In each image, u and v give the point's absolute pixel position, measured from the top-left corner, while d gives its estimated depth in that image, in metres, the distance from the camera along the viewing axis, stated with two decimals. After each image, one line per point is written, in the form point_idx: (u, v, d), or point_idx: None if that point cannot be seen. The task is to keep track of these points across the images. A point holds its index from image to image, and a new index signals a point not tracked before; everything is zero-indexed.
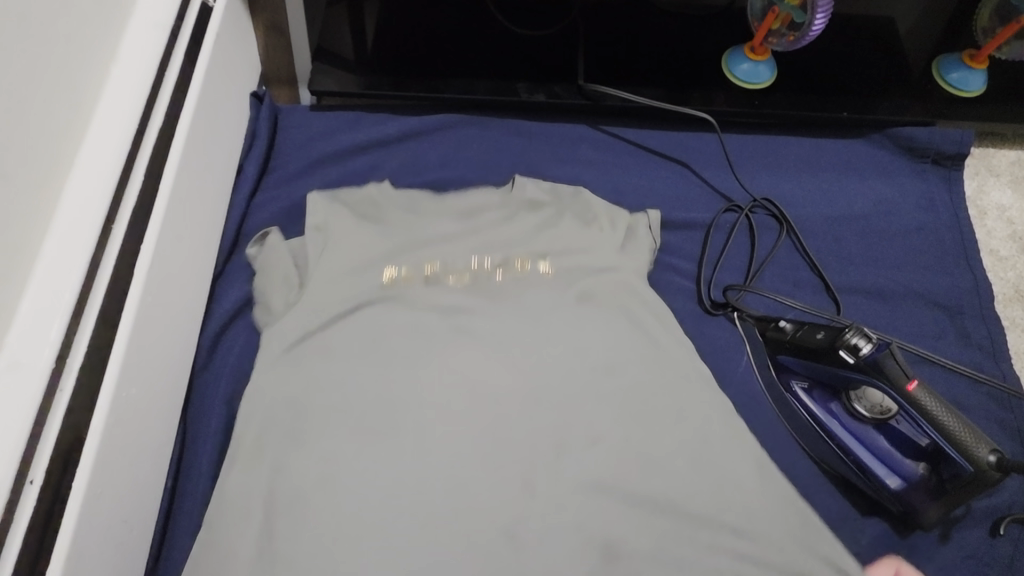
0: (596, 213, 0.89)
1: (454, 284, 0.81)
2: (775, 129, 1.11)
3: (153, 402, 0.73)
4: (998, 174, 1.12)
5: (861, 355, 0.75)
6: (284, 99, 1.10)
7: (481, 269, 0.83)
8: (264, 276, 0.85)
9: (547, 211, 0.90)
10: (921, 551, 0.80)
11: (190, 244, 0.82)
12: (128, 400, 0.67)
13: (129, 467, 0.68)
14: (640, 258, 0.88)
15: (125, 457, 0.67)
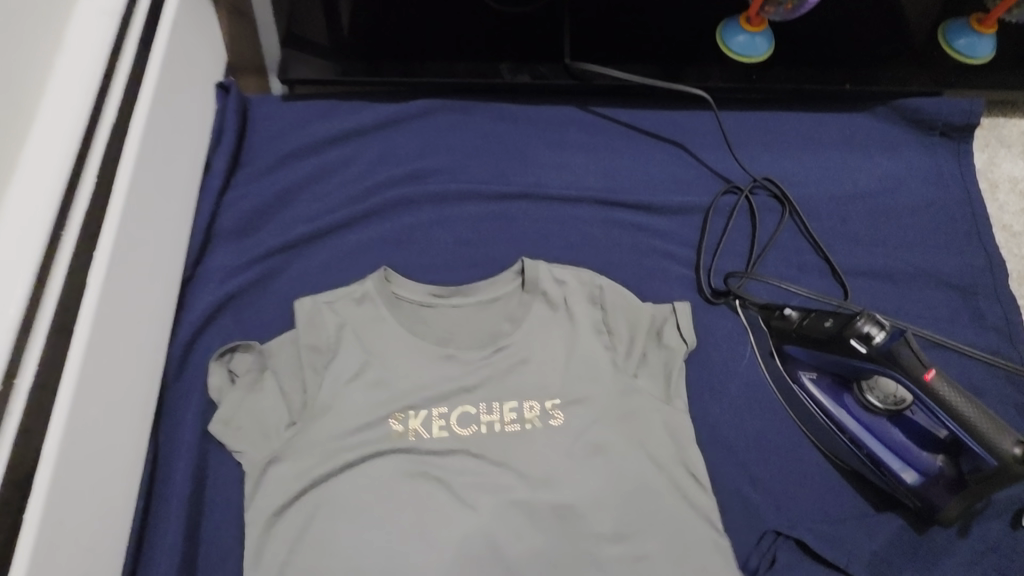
0: (618, 330, 0.77)
1: (461, 432, 0.73)
2: (774, 104, 1.05)
3: (118, 420, 0.69)
4: (1009, 144, 1.07)
5: (873, 344, 0.70)
6: (253, 89, 1.03)
7: (491, 414, 0.74)
8: (242, 420, 0.75)
9: (558, 327, 0.77)
10: (939, 547, 0.76)
11: (153, 250, 0.76)
12: (87, 421, 0.63)
13: (91, 493, 0.64)
14: (667, 381, 0.76)
15: (87, 482, 0.63)
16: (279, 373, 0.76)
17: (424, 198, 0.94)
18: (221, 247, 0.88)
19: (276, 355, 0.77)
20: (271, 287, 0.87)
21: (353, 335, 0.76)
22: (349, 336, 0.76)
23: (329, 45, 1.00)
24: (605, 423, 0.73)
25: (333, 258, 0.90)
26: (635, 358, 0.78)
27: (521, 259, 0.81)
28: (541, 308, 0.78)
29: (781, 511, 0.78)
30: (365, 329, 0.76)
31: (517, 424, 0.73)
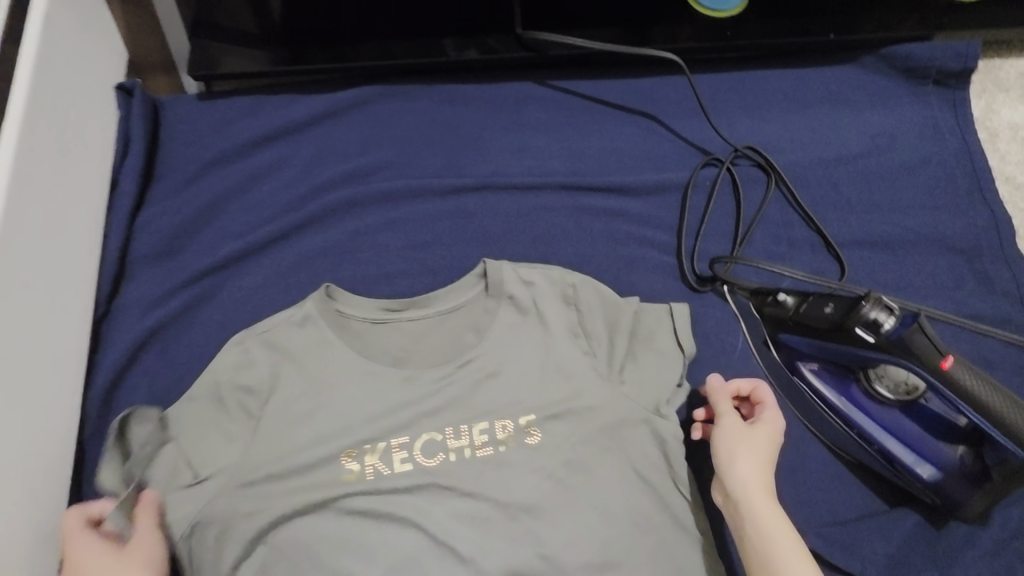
0: (593, 329, 0.70)
1: (427, 462, 0.63)
2: (750, 62, 0.95)
3: (19, 494, 0.59)
4: (1008, 88, 0.98)
5: (883, 332, 0.62)
6: (163, 90, 0.90)
7: (460, 438, 0.64)
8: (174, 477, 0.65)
9: (530, 332, 0.68)
10: (959, 541, 0.70)
11: (49, 289, 0.66)
12: None
13: None
14: (647, 381, 0.69)
15: None
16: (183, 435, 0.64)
17: (369, 199, 0.84)
18: (141, 274, 0.77)
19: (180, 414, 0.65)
20: (201, 314, 0.77)
21: (288, 365, 0.66)
22: (285, 369, 0.66)
23: (259, 32, 0.89)
24: (590, 439, 0.64)
25: (270, 276, 0.79)
26: (619, 363, 0.69)
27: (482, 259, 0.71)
28: (512, 312, 0.69)
29: (787, 517, 0.71)
30: (302, 357, 0.66)
31: (490, 448, 0.63)
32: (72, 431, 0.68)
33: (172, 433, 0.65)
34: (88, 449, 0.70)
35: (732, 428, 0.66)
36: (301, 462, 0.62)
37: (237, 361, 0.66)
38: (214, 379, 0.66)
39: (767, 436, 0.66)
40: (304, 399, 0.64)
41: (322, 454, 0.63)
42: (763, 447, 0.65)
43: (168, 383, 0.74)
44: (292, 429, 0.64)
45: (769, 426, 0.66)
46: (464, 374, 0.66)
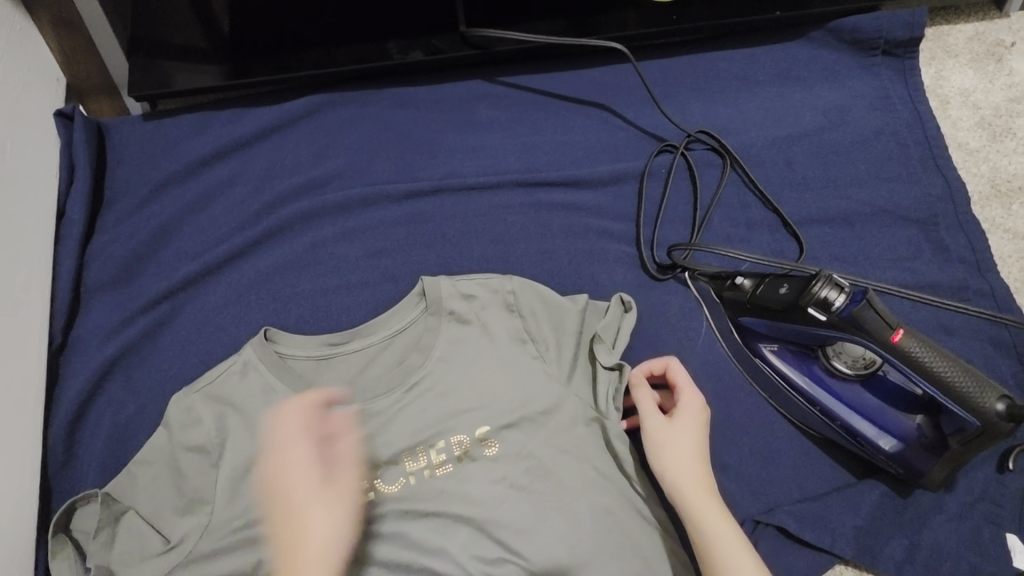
0: (534, 336, 0.76)
1: (388, 489, 0.70)
2: (698, 45, 0.95)
3: None
4: (957, 54, 0.98)
5: (834, 311, 0.63)
6: (110, 113, 0.89)
7: (419, 460, 0.71)
8: (153, 514, 0.68)
9: (469, 344, 0.75)
10: (922, 507, 0.72)
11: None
12: None
13: None
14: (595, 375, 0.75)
15: None
16: (141, 506, 0.68)
17: (324, 210, 0.83)
18: (97, 303, 0.76)
19: (127, 490, 0.68)
20: (161, 339, 0.76)
21: (233, 414, 0.71)
22: (230, 413, 0.71)
23: (207, 45, 0.86)
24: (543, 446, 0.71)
25: (228, 295, 0.78)
26: (568, 365, 0.75)
27: (422, 280, 0.78)
28: (456, 327, 0.75)
29: (757, 497, 0.72)
30: (246, 404, 0.71)
31: (449, 464, 0.70)
32: (35, 468, 0.68)
33: (128, 505, 0.68)
34: (56, 485, 0.70)
35: (657, 428, 0.70)
36: (261, 512, 0.68)
37: (184, 417, 0.70)
38: (167, 435, 0.70)
39: (687, 425, 0.70)
40: (257, 447, 0.70)
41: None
42: (688, 438, 0.69)
43: (132, 411, 0.73)
44: (250, 476, 0.70)
45: (687, 415, 0.71)
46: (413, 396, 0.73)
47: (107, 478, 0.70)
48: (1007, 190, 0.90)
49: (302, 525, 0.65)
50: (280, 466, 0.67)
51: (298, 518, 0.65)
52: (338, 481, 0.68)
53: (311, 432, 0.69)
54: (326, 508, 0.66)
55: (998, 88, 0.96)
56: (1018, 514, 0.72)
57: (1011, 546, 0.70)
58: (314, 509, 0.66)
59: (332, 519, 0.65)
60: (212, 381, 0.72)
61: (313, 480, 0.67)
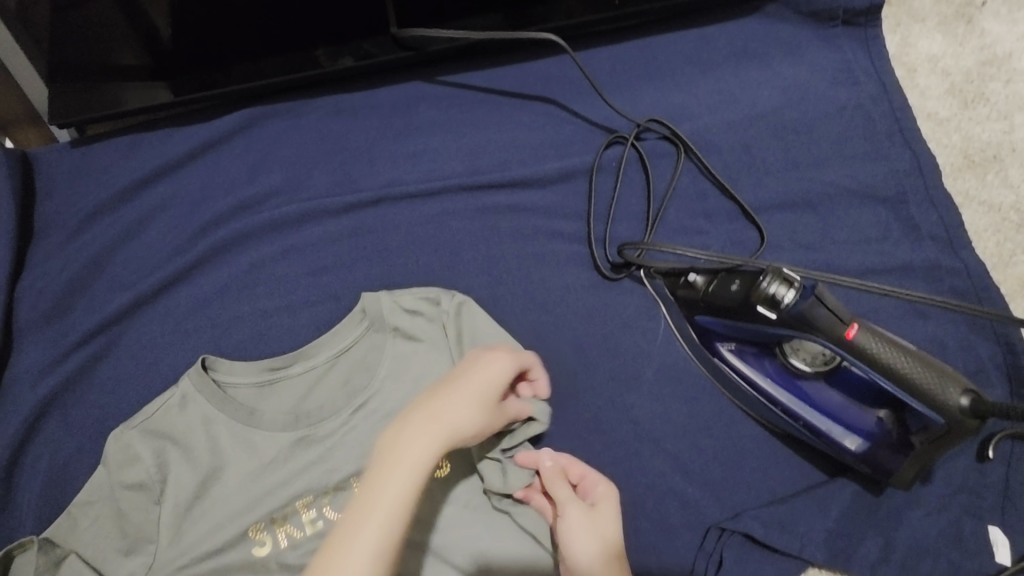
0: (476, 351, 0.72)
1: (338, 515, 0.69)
2: (647, 28, 0.90)
3: None
4: (923, 18, 0.92)
5: (783, 308, 0.59)
6: (38, 142, 0.88)
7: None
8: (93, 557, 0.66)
9: (415, 362, 0.73)
10: (895, 504, 0.69)
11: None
12: None
13: None
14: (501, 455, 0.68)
15: None
16: (85, 549, 0.66)
17: (261, 229, 0.79)
18: (30, 340, 0.74)
19: (70, 532, 0.66)
20: (99, 374, 0.74)
21: (174, 449, 0.69)
22: (171, 449, 0.69)
23: (150, 61, 0.82)
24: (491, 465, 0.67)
25: (166, 324, 0.76)
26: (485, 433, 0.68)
27: (360, 295, 0.75)
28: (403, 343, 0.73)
29: (722, 503, 0.69)
30: (186, 436, 0.69)
31: None
32: None
33: (68, 550, 0.65)
34: None
35: (577, 513, 0.63)
36: (207, 547, 0.66)
37: (121, 456, 0.68)
38: (106, 474, 0.68)
39: (607, 517, 0.64)
40: (200, 481, 0.68)
41: (231, 534, 0.67)
42: (607, 521, 0.63)
43: (71, 451, 0.71)
44: (195, 511, 0.68)
45: (606, 505, 0.65)
46: (358, 420, 0.71)
47: (47, 522, 0.68)
48: (980, 160, 0.86)
49: (446, 412, 0.59)
50: (460, 370, 0.64)
51: (440, 406, 0.60)
52: (491, 391, 0.63)
53: (490, 352, 0.66)
54: (474, 402, 0.61)
55: (969, 51, 0.91)
56: (998, 504, 0.69)
57: (992, 539, 0.67)
58: (455, 400, 0.60)
59: (477, 417, 0.60)
60: (151, 417, 0.70)
61: (478, 385, 0.62)
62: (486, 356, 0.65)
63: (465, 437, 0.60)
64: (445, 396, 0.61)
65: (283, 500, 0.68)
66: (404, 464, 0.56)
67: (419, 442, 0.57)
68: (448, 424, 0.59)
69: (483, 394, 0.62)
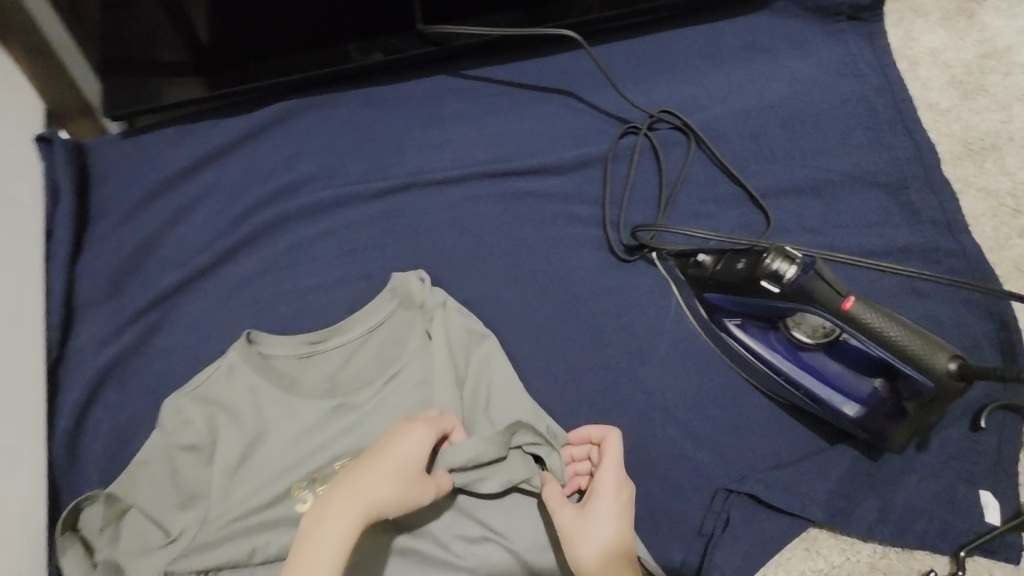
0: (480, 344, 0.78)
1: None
2: (660, 24, 0.95)
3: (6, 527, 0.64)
4: (926, 13, 0.96)
5: (786, 282, 0.64)
6: (88, 133, 0.94)
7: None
8: (149, 513, 0.72)
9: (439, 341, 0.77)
10: (892, 470, 0.73)
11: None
12: None
13: None
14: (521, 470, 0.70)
15: None
16: (143, 503, 0.72)
17: (299, 214, 0.85)
18: (90, 315, 0.81)
19: (129, 489, 0.72)
20: (152, 346, 0.80)
21: (222, 414, 0.75)
22: (219, 416, 0.75)
23: (189, 57, 0.88)
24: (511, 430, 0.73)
25: (213, 301, 0.82)
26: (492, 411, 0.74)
27: (391, 275, 0.81)
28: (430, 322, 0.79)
29: (729, 467, 0.74)
30: (234, 403, 0.75)
31: None
32: (43, 472, 0.72)
33: (129, 505, 0.72)
34: (64, 487, 0.75)
35: (569, 521, 0.65)
36: (254, 503, 0.72)
37: (175, 420, 0.74)
38: (160, 437, 0.74)
39: (602, 515, 0.66)
40: (246, 443, 0.74)
41: (276, 491, 0.72)
42: (604, 518, 0.65)
43: (130, 415, 0.78)
44: (242, 470, 0.74)
45: (604, 505, 0.66)
46: (388, 392, 0.76)
47: (109, 480, 0.75)
48: (979, 149, 0.90)
49: (365, 492, 0.61)
50: (383, 444, 0.65)
51: (360, 486, 0.61)
52: (409, 467, 0.63)
53: (418, 424, 0.66)
54: (392, 480, 0.62)
55: (970, 45, 0.95)
56: (990, 471, 0.73)
57: (982, 502, 0.72)
58: (375, 479, 0.61)
59: (394, 495, 0.61)
60: (200, 386, 0.76)
61: (399, 463, 0.63)
62: (412, 428, 0.66)
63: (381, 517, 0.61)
64: (364, 477, 0.61)
65: (322, 462, 0.73)
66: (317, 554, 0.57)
67: (335, 527, 0.58)
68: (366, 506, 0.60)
69: (403, 471, 0.63)
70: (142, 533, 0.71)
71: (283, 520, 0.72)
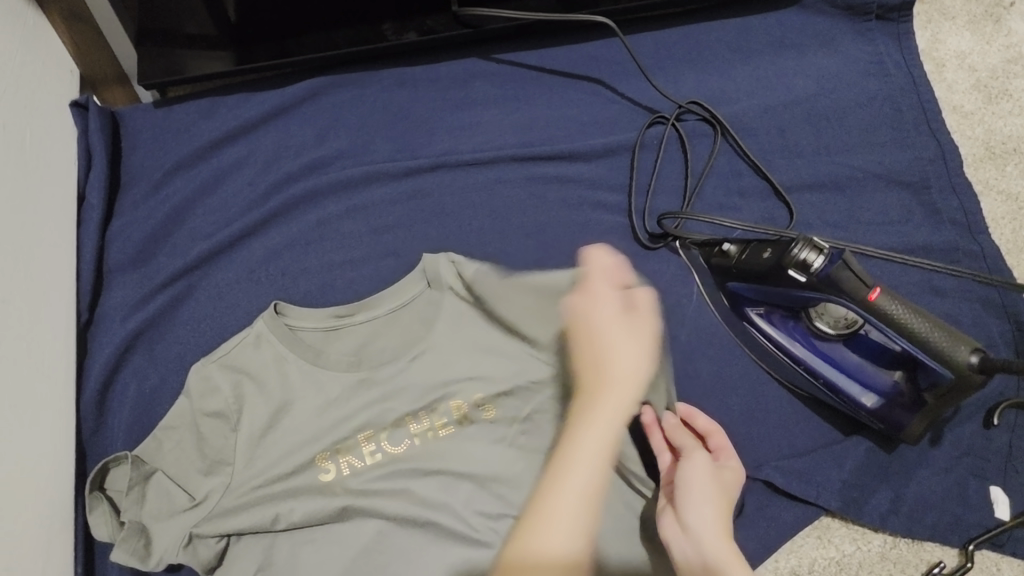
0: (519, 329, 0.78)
1: (394, 450, 0.74)
2: (692, 15, 0.96)
3: (36, 481, 0.66)
4: (953, 16, 0.97)
5: (813, 272, 0.65)
6: (122, 101, 0.94)
7: (422, 422, 0.75)
8: (174, 477, 0.72)
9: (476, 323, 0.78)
10: (906, 462, 0.75)
11: (4, 312, 0.65)
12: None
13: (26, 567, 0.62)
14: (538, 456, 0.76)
15: (22, 554, 0.61)
16: (168, 467, 0.72)
17: (328, 188, 0.86)
18: (119, 281, 0.82)
19: (156, 452, 0.73)
20: (180, 314, 0.81)
21: (248, 383, 0.75)
22: (245, 384, 0.75)
23: (218, 31, 0.89)
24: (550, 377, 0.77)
25: (241, 272, 0.83)
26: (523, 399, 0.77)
27: (422, 257, 0.80)
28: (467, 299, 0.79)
29: (747, 453, 0.76)
30: (260, 372, 0.75)
31: (451, 426, 0.75)
32: (71, 430, 0.73)
33: (155, 467, 0.72)
34: (90, 449, 0.76)
35: (701, 461, 0.68)
36: (280, 470, 0.73)
37: (203, 386, 0.74)
38: (187, 401, 0.74)
39: (723, 477, 0.68)
40: (271, 413, 0.74)
41: (299, 461, 0.73)
42: (723, 491, 0.67)
43: (156, 382, 0.78)
44: (266, 439, 0.74)
45: (724, 472, 0.69)
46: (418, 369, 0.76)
47: (134, 443, 0.76)
48: (1001, 152, 0.91)
49: (606, 367, 0.70)
50: (590, 324, 0.75)
51: (600, 365, 0.71)
52: (618, 324, 0.73)
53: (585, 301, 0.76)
54: (628, 342, 0.71)
55: (995, 50, 0.96)
56: (1001, 467, 0.75)
57: (993, 497, 0.73)
58: (615, 350, 0.72)
59: (636, 351, 0.71)
60: (221, 353, 0.75)
61: (620, 327, 0.73)
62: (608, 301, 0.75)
63: (625, 371, 0.70)
64: (591, 346, 0.72)
65: (345, 433, 0.74)
66: (581, 430, 0.68)
67: (588, 405, 0.68)
68: (609, 375, 0.70)
69: (618, 329, 0.73)
70: (168, 496, 0.72)
71: (307, 489, 0.73)
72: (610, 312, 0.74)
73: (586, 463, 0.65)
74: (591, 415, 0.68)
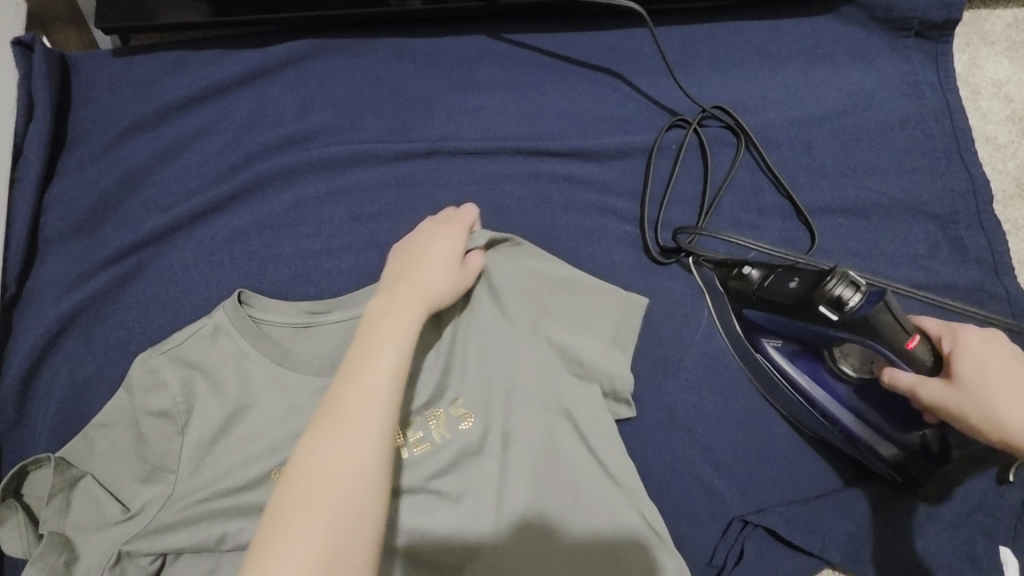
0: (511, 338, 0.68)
1: None
2: (721, 12, 0.88)
3: None
4: (993, 41, 0.92)
5: (847, 310, 0.59)
6: (76, 47, 0.83)
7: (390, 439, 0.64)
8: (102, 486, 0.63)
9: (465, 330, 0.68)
10: (915, 515, 0.69)
11: None
12: None
13: None
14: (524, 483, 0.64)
15: None
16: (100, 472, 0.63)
17: (307, 167, 0.76)
18: (58, 252, 0.71)
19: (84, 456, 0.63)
20: (126, 297, 0.71)
21: (201, 379, 0.66)
22: (198, 383, 0.65)
23: None
24: None
25: (200, 253, 0.73)
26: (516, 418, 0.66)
27: None
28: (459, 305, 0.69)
29: (746, 495, 0.70)
30: (217, 370, 0.66)
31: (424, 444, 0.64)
32: None
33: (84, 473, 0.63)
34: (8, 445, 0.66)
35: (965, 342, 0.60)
36: (230, 484, 0.63)
37: (147, 380, 0.64)
38: (126, 398, 0.64)
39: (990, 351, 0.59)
40: (225, 417, 0.65)
41: (252, 473, 0.64)
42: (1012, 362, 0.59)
43: (91, 370, 0.68)
44: (217, 447, 0.65)
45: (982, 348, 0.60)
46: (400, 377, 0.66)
47: (60, 442, 0.65)
48: None
49: (421, 284, 0.62)
50: (421, 246, 0.67)
51: (416, 281, 0.62)
52: (447, 257, 0.65)
53: (430, 232, 0.68)
54: (436, 268, 0.64)
55: None
56: (1014, 527, 0.69)
57: (1002, 559, 0.68)
58: (427, 270, 0.64)
59: (445, 279, 0.64)
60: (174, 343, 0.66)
61: (444, 256, 0.66)
62: (438, 231, 0.68)
63: (438, 293, 0.62)
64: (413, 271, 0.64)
65: None
66: (388, 329, 0.56)
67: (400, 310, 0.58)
68: (425, 294, 0.61)
69: (442, 258, 0.65)
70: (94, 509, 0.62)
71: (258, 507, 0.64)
72: (440, 241, 0.67)
73: (385, 365, 0.53)
74: (401, 317, 0.58)
